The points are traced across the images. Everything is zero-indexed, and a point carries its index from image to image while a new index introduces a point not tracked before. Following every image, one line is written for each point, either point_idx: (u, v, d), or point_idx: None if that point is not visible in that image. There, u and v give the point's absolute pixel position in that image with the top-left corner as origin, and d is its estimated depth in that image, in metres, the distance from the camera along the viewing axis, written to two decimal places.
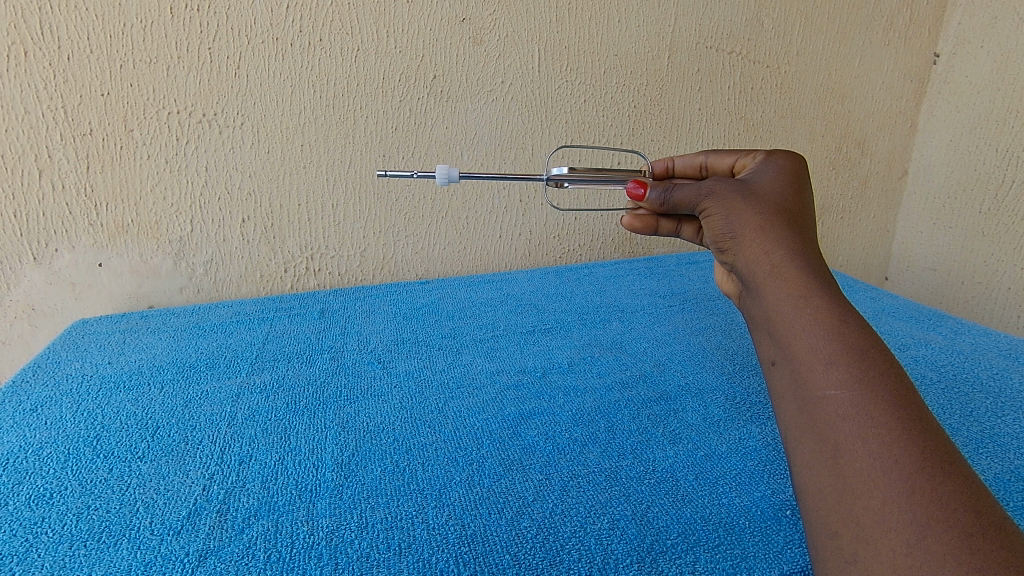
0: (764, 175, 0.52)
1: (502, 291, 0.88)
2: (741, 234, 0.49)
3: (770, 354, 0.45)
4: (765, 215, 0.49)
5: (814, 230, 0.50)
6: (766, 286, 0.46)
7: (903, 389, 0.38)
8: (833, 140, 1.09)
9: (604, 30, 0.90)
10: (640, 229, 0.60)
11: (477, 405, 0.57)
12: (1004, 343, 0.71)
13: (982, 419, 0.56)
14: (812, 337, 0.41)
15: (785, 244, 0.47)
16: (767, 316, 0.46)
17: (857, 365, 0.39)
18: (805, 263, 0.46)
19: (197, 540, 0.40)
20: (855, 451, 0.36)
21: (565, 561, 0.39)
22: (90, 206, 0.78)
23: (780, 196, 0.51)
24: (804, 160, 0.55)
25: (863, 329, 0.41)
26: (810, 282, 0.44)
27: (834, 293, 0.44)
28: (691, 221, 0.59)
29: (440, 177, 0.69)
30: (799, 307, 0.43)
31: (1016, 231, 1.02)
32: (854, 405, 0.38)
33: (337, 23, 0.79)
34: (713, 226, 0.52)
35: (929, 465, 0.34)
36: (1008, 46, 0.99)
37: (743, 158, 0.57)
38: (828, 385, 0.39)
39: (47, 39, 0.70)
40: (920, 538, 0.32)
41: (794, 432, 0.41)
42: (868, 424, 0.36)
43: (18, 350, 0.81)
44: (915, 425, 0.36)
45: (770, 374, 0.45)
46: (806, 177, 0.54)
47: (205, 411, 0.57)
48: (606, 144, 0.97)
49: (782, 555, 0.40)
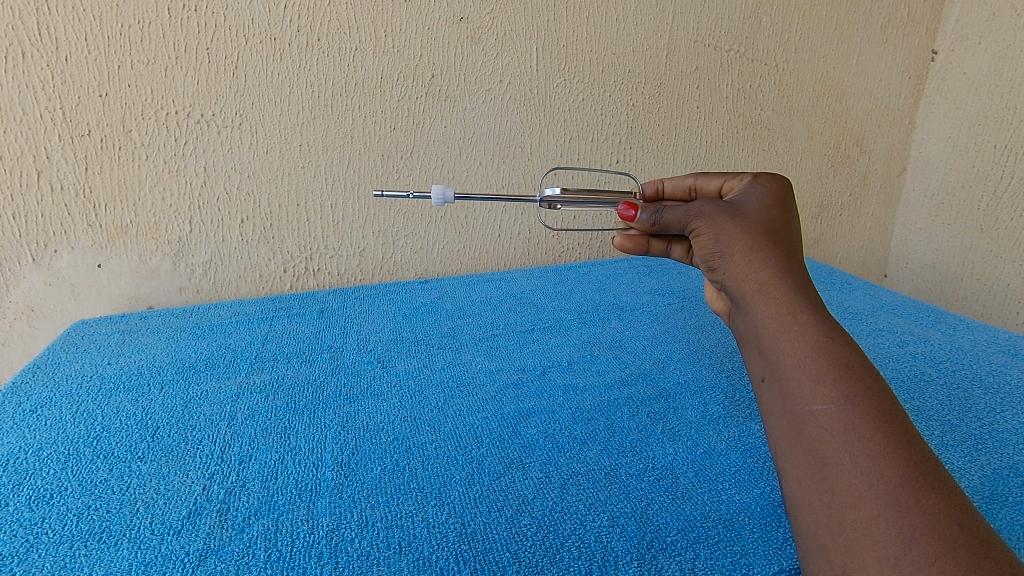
0: (751, 197, 0.52)
1: (501, 289, 0.88)
2: (730, 254, 0.49)
3: (759, 370, 0.45)
4: (753, 235, 0.49)
5: (801, 250, 0.50)
6: (754, 304, 0.46)
7: (887, 405, 0.38)
8: (831, 138, 1.09)
9: (602, 28, 0.90)
10: (631, 250, 0.58)
11: (477, 404, 0.57)
12: (1003, 339, 0.71)
13: (981, 414, 0.56)
14: (800, 353, 0.42)
15: (773, 263, 0.47)
16: (756, 333, 0.45)
17: (843, 381, 0.39)
18: (793, 280, 0.46)
19: (198, 539, 0.41)
20: (842, 465, 0.36)
21: (565, 558, 0.39)
22: (89, 207, 0.78)
23: (767, 216, 0.51)
24: (789, 182, 0.55)
25: (847, 344, 0.41)
26: (797, 300, 0.44)
27: (821, 311, 0.44)
28: (682, 241, 0.58)
29: (437, 199, 0.68)
30: (786, 324, 0.43)
31: (1015, 226, 1.02)
32: (840, 421, 0.38)
33: (334, 23, 0.79)
34: (703, 245, 0.52)
35: (913, 478, 0.34)
36: (1006, 42, 0.99)
37: (731, 180, 0.57)
38: (815, 400, 0.39)
39: (45, 40, 0.70)
40: (907, 548, 0.32)
41: (784, 447, 0.41)
42: (854, 439, 0.37)
43: (18, 352, 0.81)
44: (899, 438, 0.36)
45: (760, 390, 0.45)
46: (792, 199, 0.54)
47: (204, 411, 0.57)
48: (605, 143, 0.97)
49: (781, 551, 0.40)
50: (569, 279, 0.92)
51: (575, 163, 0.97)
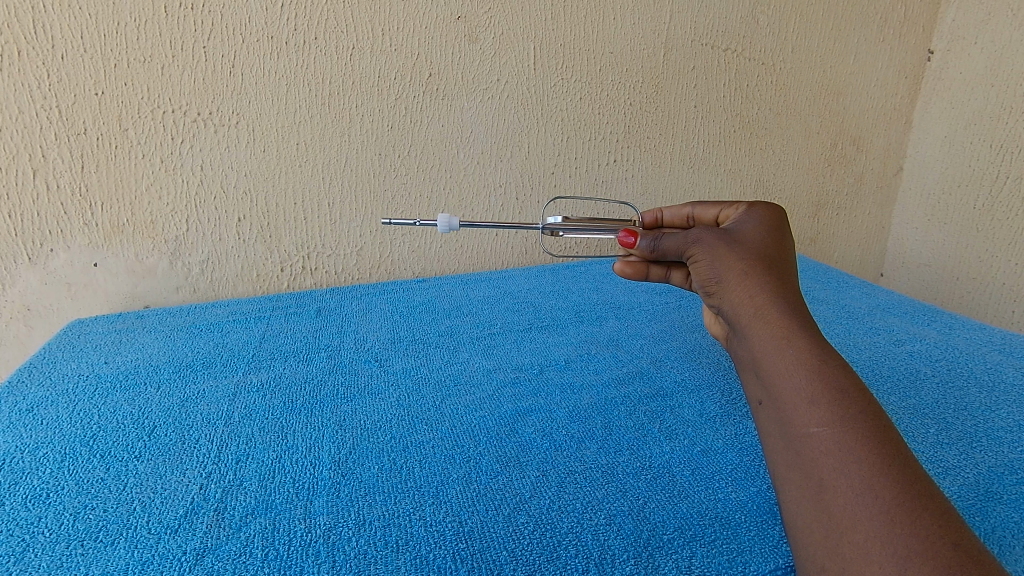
0: (746, 225, 0.53)
1: (499, 288, 0.88)
2: (726, 279, 0.49)
3: (757, 394, 0.45)
4: (747, 261, 0.49)
5: (796, 276, 0.50)
6: (750, 328, 0.46)
7: (882, 426, 0.38)
8: (828, 137, 1.09)
9: (600, 27, 0.90)
10: (631, 276, 0.58)
11: (474, 402, 0.58)
12: (998, 338, 0.72)
13: (976, 413, 0.56)
14: (794, 376, 0.42)
15: (768, 288, 0.47)
16: (753, 357, 0.46)
17: (838, 403, 0.39)
18: (787, 304, 0.46)
19: (195, 538, 0.41)
20: (838, 486, 0.36)
21: (562, 556, 0.39)
22: (85, 206, 0.78)
23: (762, 243, 0.51)
24: (783, 211, 0.55)
25: (841, 367, 0.42)
26: (791, 323, 0.45)
27: (816, 334, 0.44)
28: (681, 267, 0.58)
29: (443, 226, 0.68)
30: (781, 348, 0.43)
31: (1011, 226, 1.02)
32: (837, 443, 0.38)
33: (332, 21, 0.79)
34: (700, 271, 0.52)
35: (909, 499, 0.34)
36: (1002, 42, 1.00)
37: (727, 210, 0.58)
38: (812, 422, 0.39)
39: (40, 39, 0.70)
40: (902, 569, 0.32)
41: (782, 469, 0.41)
42: (850, 461, 0.37)
43: (14, 352, 0.81)
44: (894, 460, 0.36)
45: (758, 413, 0.45)
46: (786, 227, 0.54)
47: (201, 410, 0.57)
48: (603, 142, 0.97)
49: (777, 549, 0.40)
50: (566, 278, 0.92)
51: (573, 163, 0.97)
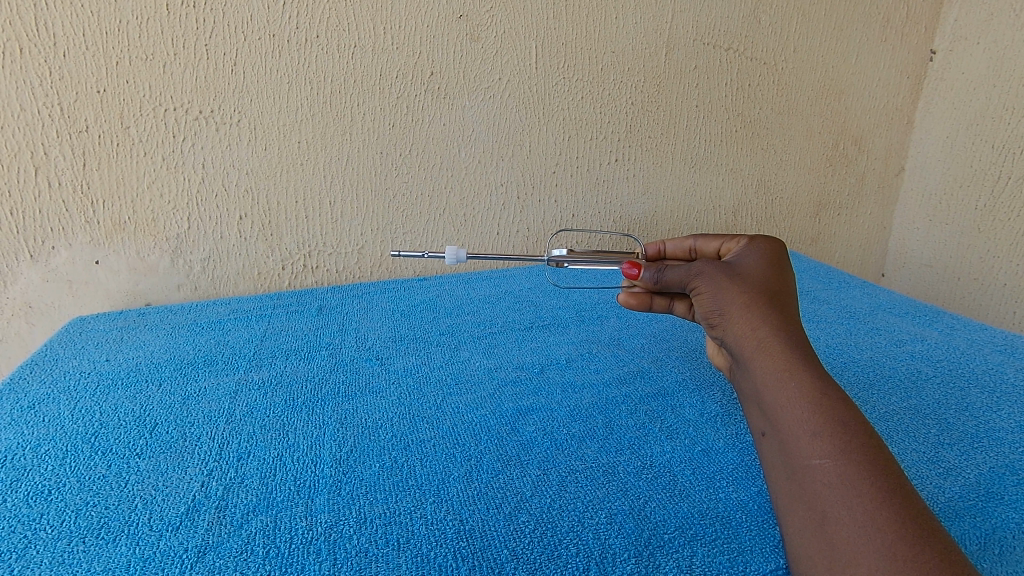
0: (747, 259, 0.53)
1: (500, 288, 0.88)
2: (728, 312, 0.49)
3: (760, 425, 0.45)
4: (749, 293, 0.49)
5: (798, 308, 0.50)
6: (753, 359, 0.46)
7: (884, 458, 0.38)
8: (829, 137, 1.09)
9: (602, 26, 0.90)
10: (634, 306, 0.58)
11: (475, 401, 0.57)
12: (1000, 339, 0.72)
13: (977, 413, 0.56)
14: (797, 408, 0.42)
15: (769, 320, 0.47)
16: (756, 389, 0.45)
17: (840, 435, 0.39)
18: (789, 336, 0.46)
19: (196, 535, 0.41)
20: (840, 519, 0.36)
21: (563, 555, 0.39)
22: (87, 203, 0.78)
23: (763, 277, 0.51)
24: (784, 243, 0.55)
25: (843, 400, 0.42)
26: (793, 354, 0.45)
27: (818, 366, 0.44)
28: (684, 298, 0.58)
29: (451, 259, 0.71)
30: (783, 380, 0.43)
31: (1012, 226, 1.02)
32: (839, 475, 0.38)
33: (333, 19, 0.79)
34: (703, 303, 0.52)
35: (910, 532, 0.34)
36: (1005, 43, 0.99)
37: (728, 242, 0.58)
38: (813, 454, 0.39)
39: (42, 35, 0.70)
40: None
41: (785, 500, 0.41)
42: (852, 494, 0.37)
43: (15, 348, 0.81)
44: (895, 493, 0.36)
45: (762, 444, 0.45)
46: (787, 259, 0.54)
47: (203, 407, 0.57)
48: (605, 142, 0.97)
49: (778, 549, 0.40)
50: (567, 278, 0.92)
51: (574, 162, 0.97)
